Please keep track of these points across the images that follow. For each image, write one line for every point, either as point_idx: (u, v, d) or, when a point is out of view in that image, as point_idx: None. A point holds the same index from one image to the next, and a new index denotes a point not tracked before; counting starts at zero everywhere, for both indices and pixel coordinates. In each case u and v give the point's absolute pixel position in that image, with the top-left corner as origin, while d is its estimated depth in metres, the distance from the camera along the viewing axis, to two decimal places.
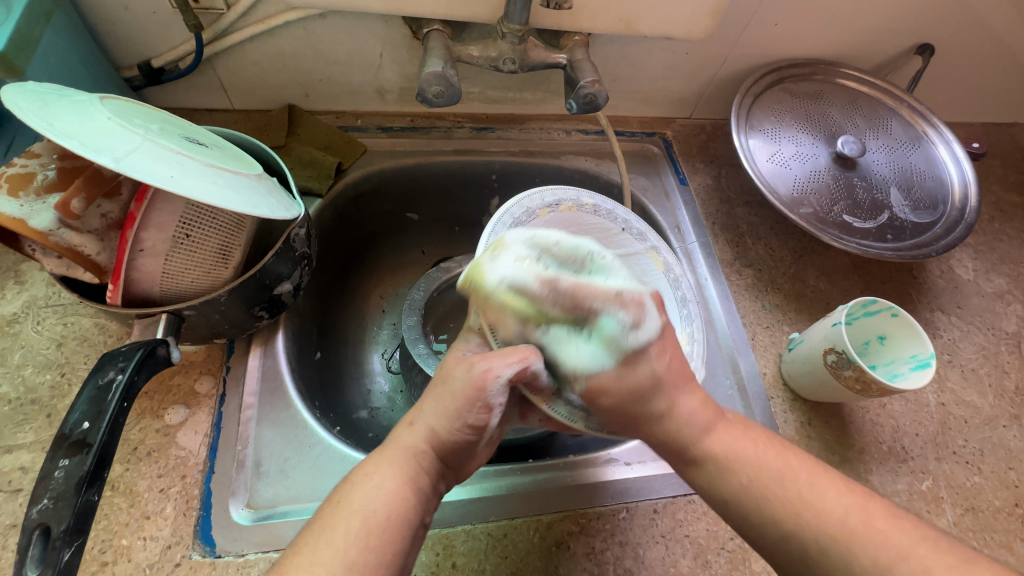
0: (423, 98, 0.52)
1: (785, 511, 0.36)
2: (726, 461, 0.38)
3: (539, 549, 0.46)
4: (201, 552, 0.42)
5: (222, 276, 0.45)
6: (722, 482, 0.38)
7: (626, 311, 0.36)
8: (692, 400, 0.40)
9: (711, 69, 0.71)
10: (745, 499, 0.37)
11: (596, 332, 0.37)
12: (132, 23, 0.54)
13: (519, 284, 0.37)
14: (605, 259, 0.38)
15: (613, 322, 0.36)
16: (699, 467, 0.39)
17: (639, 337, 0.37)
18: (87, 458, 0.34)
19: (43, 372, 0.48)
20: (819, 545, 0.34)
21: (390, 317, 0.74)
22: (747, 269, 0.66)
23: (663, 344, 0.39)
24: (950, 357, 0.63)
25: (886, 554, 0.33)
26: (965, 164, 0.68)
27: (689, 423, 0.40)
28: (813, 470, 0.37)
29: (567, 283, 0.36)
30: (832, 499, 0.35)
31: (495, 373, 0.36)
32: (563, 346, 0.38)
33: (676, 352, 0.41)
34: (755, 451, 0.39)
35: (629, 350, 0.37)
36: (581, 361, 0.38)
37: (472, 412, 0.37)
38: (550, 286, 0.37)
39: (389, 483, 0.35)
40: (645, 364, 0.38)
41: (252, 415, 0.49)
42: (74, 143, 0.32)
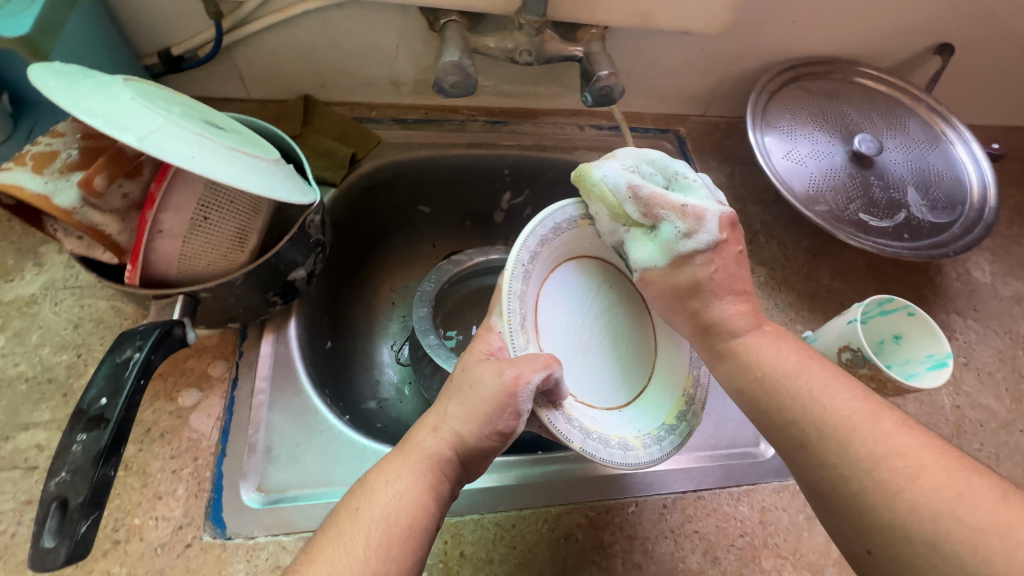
0: (439, 88, 0.52)
1: (796, 404, 0.37)
2: (748, 357, 0.40)
3: (547, 541, 0.46)
4: (212, 533, 0.43)
5: (238, 260, 0.45)
6: (742, 375, 0.40)
7: (685, 221, 0.41)
8: (735, 307, 0.42)
9: (727, 67, 0.70)
10: (759, 392, 0.39)
11: (659, 235, 0.42)
12: (154, 11, 0.54)
13: (614, 179, 0.42)
14: (689, 179, 0.44)
15: (672, 228, 0.41)
16: (724, 360, 0.41)
17: (692, 245, 0.41)
18: (105, 433, 0.34)
19: (59, 352, 0.48)
20: (821, 435, 0.35)
21: (400, 309, 0.74)
22: (760, 267, 0.66)
23: (715, 258, 0.41)
24: (965, 360, 0.62)
25: (884, 448, 0.33)
26: (984, 164, 0.67)
27: (722, 326, 0.42)
28: (832, 378, 0.38)
29: (651, 190, 0.41)
30: (844, 401, 0.36)
31: (526, 379, 0.37)
32: (634, 245, 0.42)
33: (730, 269, 0.42)
34: (777, 351, 0.40)
35: (682, 254, 0.41)
36: (641, 259, 0.42)
37: (500, 420, 0.37)
38: (635, 189, 0.41)
39: (410, 490, 0.35)
40: (690, 270, 0.41)
41: (263, 400, 0.49)
42: (99, 120, 0.33)
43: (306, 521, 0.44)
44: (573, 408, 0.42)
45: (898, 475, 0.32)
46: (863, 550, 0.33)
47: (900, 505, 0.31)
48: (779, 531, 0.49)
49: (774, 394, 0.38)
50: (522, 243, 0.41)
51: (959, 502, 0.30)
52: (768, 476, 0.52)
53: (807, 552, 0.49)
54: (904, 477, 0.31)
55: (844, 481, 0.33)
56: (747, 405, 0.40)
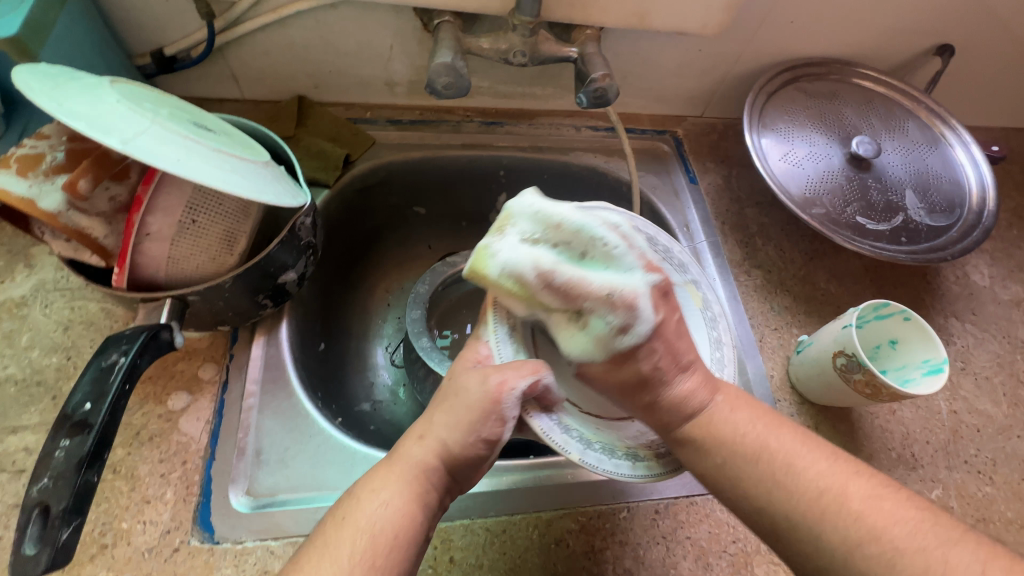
0: (432, 89, 0.52)
1: (764, 488, 0.36)
2: (705, 440, 0.38)
3: (538, 546, 0.46)
4: (200, 538, 0.43)
5: (228, 263, 0.45)
6: (700, 461, 0.38)
7: (617, 314, 0.35)
8: (688, 382, 0.39)
9: (724, 68, 0.70)
10: (724, 478, 0.37)
11: (588, 330, 0.36)
12: (146, 10, 0.54)
13: (517, 269, 0.35)
14: (608, 245, 0.35)
15: (602, 323, 0.35)
16: (681, 446, 0.39)
17: (629, 340, 0.36)
18: (88, 439, 0.34)
19: (49, 354, 0.48)
20: (793, 522, 0.35)
21: (394, 310, 0.73)
22: (757, 270, 0.65)
23: (657, 343, 0.37)
24: (963, 364, 0.62)
25: (858, 533, 0.33)
26: (983, 167, 0.66)
27: (680, 407, 0.38)
28: (796, 447, 0.37)
29: (562, 277, 0.34)
30: (810, 479, 0.35)
31: (511, 386, 0.36)
32: (562, 335, 0.37)
33: (670, 345, 0.38)
34: (734, 428, 0.38)
35: (620, 349, 0.36)
36: (573, 352, 0.37)
37: (485, 426, 0.37)
38: (546, 278, 0.35)
39: (396, 499, 0.34)
40: (633, 364, 0.37)
41: (254, 403, 0.49)
42: (83, 123, 0.33)
43: (295, 526, 0.44)
44: (571, 418, 0.40)
45: (875, 561, 0.32)
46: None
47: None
48: None
49: (736, 480, 0.37)
50: None
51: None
52: None
53: None
54: (881, 565, 0.32)
55: (823, 566, 0.33)
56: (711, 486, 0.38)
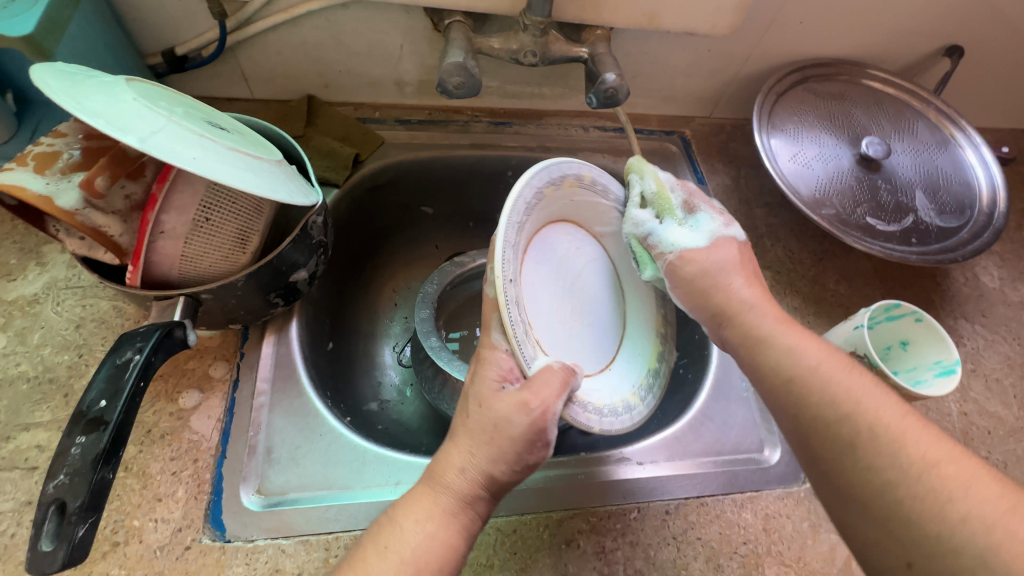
0: (443, 88, 0.52)
1: (845, 400, 0.37)
2: (791, 348, 0.41)
3: (548, 547, 0.46)
4: (212, 536, 0.43)
5: (240, 261, 0.45)
6: (788, 362, 0.41)
7: (718, 217, 0.51)
8: (752, 292, 0.46)
9: (733, 68, 0.70)
10: (808, 382, 0.39)
11: (698, 223, 0.50)
12: (158, 9, 0.54)
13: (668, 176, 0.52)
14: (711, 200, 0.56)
15: (709, 219, 0.50)
16: (767, 347, 0.42)
17: (727, 232, 0.50)
18: (104, 436, 0.34)
19: (61, 352, 0.48)
20: (872, 434, 0.35)
21: (402, 310, 0.73)
22: (765, 271, 0.65)
23: (743, 249, 0.50)
24: (973, 366, 0.61)
25: (935, 455, 0.33)
26: (994, 168, 0.66)
27: (745, 307, 0.45)
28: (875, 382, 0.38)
29: (692, 185, 0.53)
30: (890, 405, 0.36)
31: (551, 411, 0.39)
32: (675, 229, 0.49)
33: (748, 261, 0.49)
34: (817, 347, 0.41)
35: (718, 238, 0.49)
36: (681, 238, 0.48)
37: (531, 453, 0.38)
38: (681, 186, 0.52)
39: (440, 531, 0.35)
40: (724, 251, 0.48)
41: (264, 401, 0.49)
42: (101, 121, 0.33)
43: (306, 524, 0.44)
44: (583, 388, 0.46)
45: (948, 483, 0.32)
46: (901, 562, 0.32)
47: (950, 516, 0.31)
48: (783, 539, 0.49)
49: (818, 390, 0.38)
50: (503, 241, 0.38)
51: (1013, 514, 0.30)
52: (772, 482, 0.52)
53: (812, 560, 0.48)
54: (955, 486, 0.31)
55: (893, 486, 0.33)
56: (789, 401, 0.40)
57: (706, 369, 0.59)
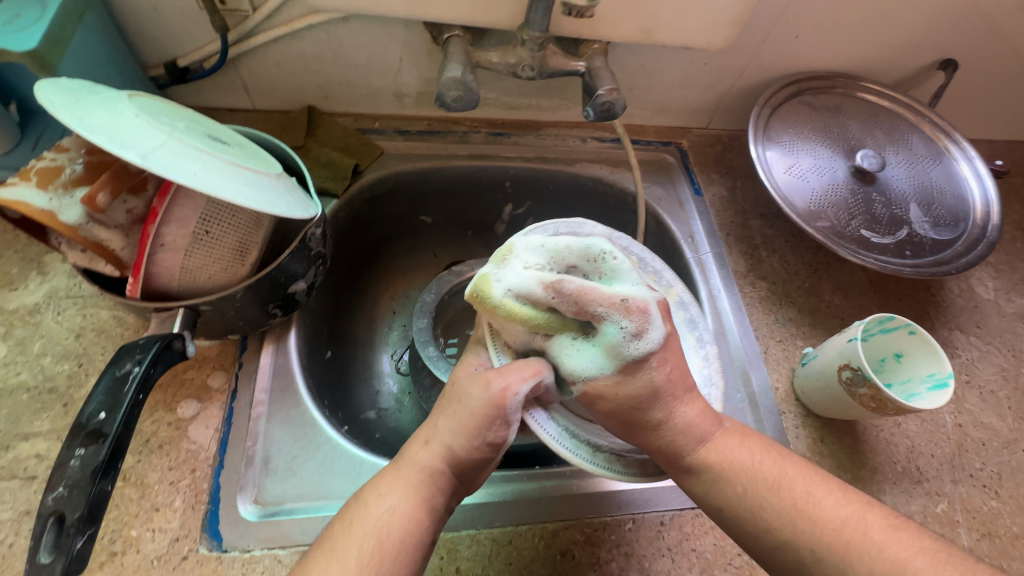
0: (441, 102, 0.52)
1: (783, 521, 0.37)
2: (725, 471, 0.39)
3: (543, 557, 0.46)
4: (208, 546, 0.43)
5: (240, 273, 0.45)
6: (720, 490, 0.38)
7: (630, 319, 0.35)
8: (691, 408, 0.39)
9: (729, 81, 0.71)
10: (742, 509, 0.38)
11: (598, 338, 0.37)
12: (160, 23, 0.55)
13: (525, 290, 0.37)
14: (613, 261, 0.38)
15: (614, 329, 0.36)
16: (697, 476, 0.39)
17: (641, 348, 0.36)
18: (103, 448, 0.34)
19: (61, 361, 0.48)
20: (816, 557, 0.36)
21: (400, 318, 0.74)
22: (761, 282, 0.66)
23: (666, 355, 0.37)
24: (968, 377, 0.62)
25: (883, 566, 0.34)
26: (987, 182, 0.66)
27: (688, 433, 0.39)
28: (811, 478, 0.38)
29: (573, 288, 0.35)
30: (829, 509, 0.37)
31: (512, 391, 0.36)
32: (563, 355, 0.38)
33: (679, 360, 0.39)
34: (752, 457, 0.39)
35: (630, 360, 0.36)
36: (580, 368, 0.37)
37: (490, 430, 0.36)
38: (554, 289, 0.36)
39: (403, 504, 0.35)
40: (645, 374, 0.37)
41: (262, 411, 0.50)
42: (103, 138, 0.33)
43: (302, 535, 0.44)
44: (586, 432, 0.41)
45: None
46: None
47: None
48: None
49: (751, 508, 0.38)
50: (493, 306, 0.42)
51: None
52: None
53: None
54: None
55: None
56: (727, 518, 0.39)
57: None
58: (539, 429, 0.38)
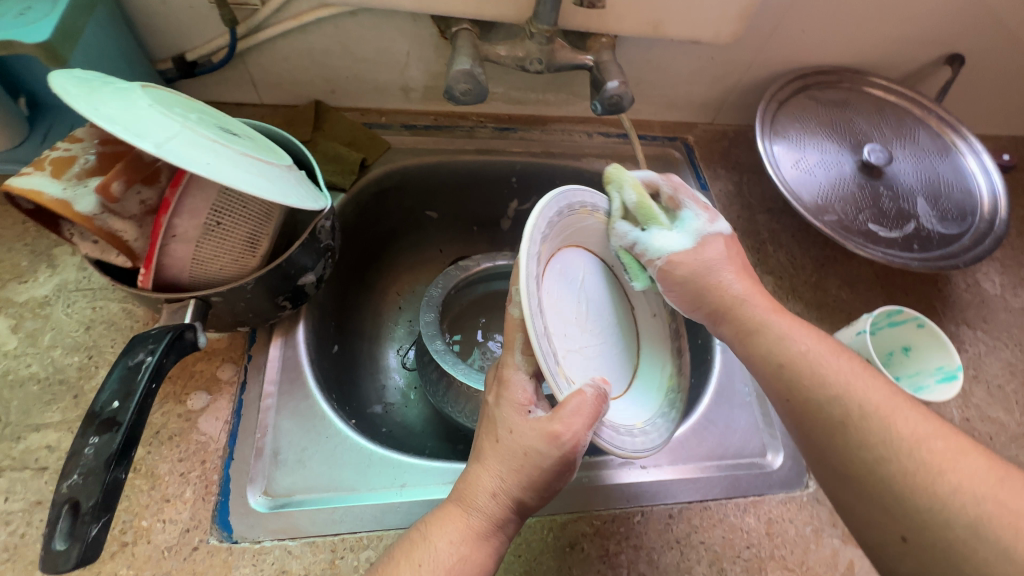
0: (450, 95, 0.52)
1: (832, 386, 0.39)
2: (788, 335, 0.43)
3: (553, 549, 0.46)
4: (219, 537, 0.43)
5: (250, 265, 0.45)
6: (784, 350, 0.42)
7: (703, 214, 0.50)
8: (748, 285, 0.47)
9: (735, 76, 0.71)
10: (802, 368, 0.40)
11: (682, 224, 0.50)
12: (169, 16, 0.55)
13: (648, 179, 0.52)
14: (699, 197, 0.56)
15: (692, 216, 0.50)
16: (761, 335, 0.44)
17: (712, 229, 0.50)
18: (116, 437, 0.35)
19: (71, 353, 0.49)
20: (863, 416, 0.37)
21: (406, 313, 0.74)
22: (768, 276, 0.66)
23: (731, 244, 0.50)
24: (975, 372, 0.62)
25: (924, 432, 0.35)
26: (995, 176, 0.66)
27: (749, 302, 0.46)
28: (860, 364, 0.40)
29: (679, 184, 0.52)
30: (877, 385, 0.38)
31: (580, 442, 0.38)
32: (658, 234, 0.49)
33: (739, 258, 0.50)
34: (813, 336, 0.43)
35: (705, 237, 0.49)
36: (668, 244, 0.48)
37: (559, 478, 0.39)
38: (667, 181, 0.52)
39: (472, 554, 0.36)
40: (712, 248, 0.49)
41: (271, 403, 0.50)
42: (119, 128, 0.33)
43: (312, 526, 0.44)
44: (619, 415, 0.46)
45: (940, 458, 0.34)
46: (897, 536, 0.34)
47: (942, 487, 0.33)
48: (786, 543, 0.49)
49: (808, 373, 0.40)
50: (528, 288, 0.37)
51: (1000, 485, 0.32)
52: (775, 487, 0.52)
53: (814, 564, 0.48)
54: (945, 458, 0.34)
55: (884, 462, 0.35)
56: (780, 385, 0.41)
57: (709, 373, 0.60)
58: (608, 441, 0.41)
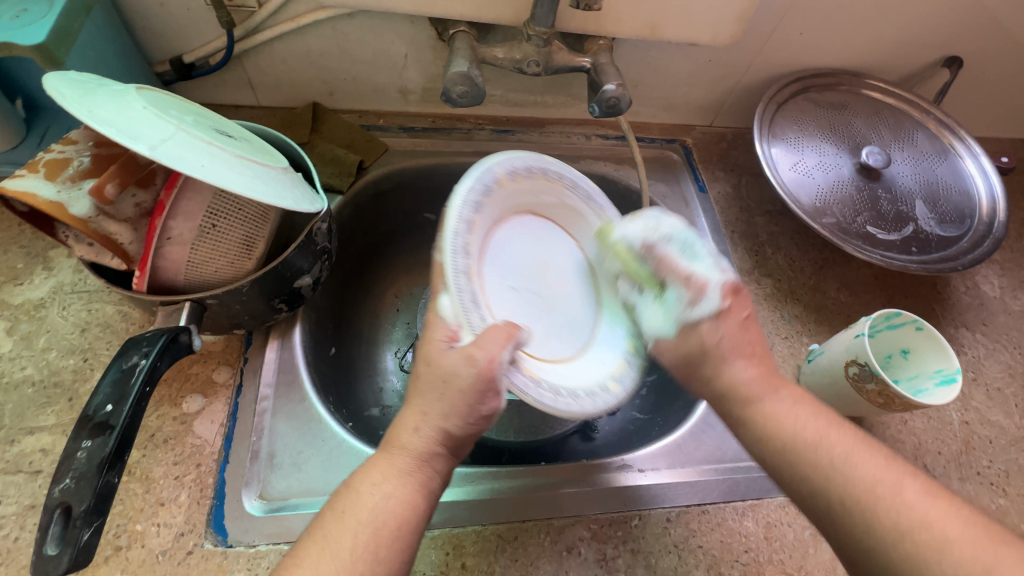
0: (447, 97, 0.52)
1: (818, 474, 0.36)
2: (770, 426, 0.39)
3: (550, 554, 0.46)
4: (214, 541, 0.43)
5: (246, 267, 0.45)
6: (765, 443, 0.39)
7: (687, 291, 0.43)
8: (748, 370, 0.42)
9: (734, 78, 0.71)
10: (782, 465, 0.38)
11: (665, 303, 0.45)
12: (166, 18, 0.55)
13: (631, 240, 0.46)
14: (697, 246, 0.45)
15: (675, 297, 0.44)
16: (747, 427, 0.41)
17: (693, 315, 0.43)
18: (109, 440, 0.34)
19: (66, 356, 0.48)
20: (843, 507, 0.34)
21: (404, 316, 0.74)
22: (767, 279, 0.66)
23: (719, 326, 0.43)
24: (974, 375, 0.61)
25: (910, 520, 0.32)
26: (993, 178, 0.66)
27: (736, 392, 0.42)
28: (855, 445, 0.36)
29: (664, 250, 0.44)
30: (868, 470, 0.35)
31: (497, 360, 0.36)
32: (644, 312, 0.47)
33: (737, 333, 0.43)
34: (797, 422, 0.39)
35: (688, 322, 0.44)
36: (650, 325, 0.46)
37: (484, 402, 0.37)
38: (650, 246, 0.45)
39: (398, 491, 0.35)
40: (697, 336, 0.43)
41: (267, 406, 0.50)
42: (112, 129, 0.33)
43: None
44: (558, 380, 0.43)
45: (924, 550, 0.31)
46: None
47: None
48: (785, 548, 0.49)
49: (788, 465, 0.37)
50: (451, 228, 0.39)
51: None
52: (774, 490, 0.52)
53: (812, 569, 0.48)
54: (931, 550, 0.31)
55: (870, 552, 0.33)
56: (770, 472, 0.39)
57: None
58: (520, 392, 0.38)
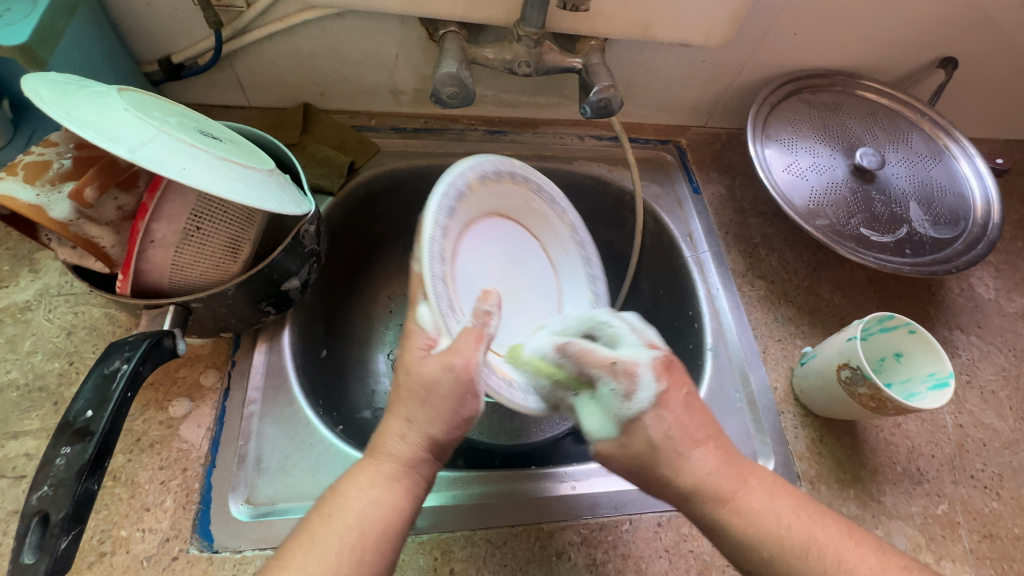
0: (437, 98, 0.52)
1: None
2: (753, 534, 0.37)
3: (539, 559, 0.45)
4: (199, 546, 0.42)
5: (232, 269, 0.45)
6: (745, 549, 0.37)
7: (618, 380, 0.39)
8: (706, 455, 0.39)
9: (727, 79, 0.70)
10: (771, 574, 0.36)
11: (599, 401, 0.40)
12: (154, 18, 0.55)
13: (543, 350, 0.43)
14: (614, 329, 0.44)
15: (608, 390, 0.39)
16: (721, 535, 0.38)
17: (633, 407, 0.38)
18: (89, 447, 0.34)
19: (52, 360, 0.48)
20: None
21: (397, 317, 0.74)
22: (760, 281, 0.65)
23: (662, 413, 0.39)
24: (968, 378, 0.61)
25: None
26: (988, 180, 0.66)
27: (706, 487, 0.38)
28: (838, 541, 0.36)
29: (579, 346, 0.41)
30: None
31: (476, 363, 0.37)
32: (583, 414, 0.41)
33: (682, 418, 0.39)
34: (778, 522, 0.37)
35: (628, 418, 0.39)
36: (592, 431, 0.40)
37: (466, 407, 0.37)
38: (563, 348, 0.42)
39: (385, 496, 0.35)
40: (643, 430, 0.38)
41: (255, 410, 0.49)
42: (91, 132, 0.33)
43: None
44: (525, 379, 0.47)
45: None
46: None
47: None
48: None
49: (777, 573, 0.36)
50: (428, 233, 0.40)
51: None
52: None
53: None
54: None
55: None
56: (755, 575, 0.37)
57: (700, 379, 0.58)
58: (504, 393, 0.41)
